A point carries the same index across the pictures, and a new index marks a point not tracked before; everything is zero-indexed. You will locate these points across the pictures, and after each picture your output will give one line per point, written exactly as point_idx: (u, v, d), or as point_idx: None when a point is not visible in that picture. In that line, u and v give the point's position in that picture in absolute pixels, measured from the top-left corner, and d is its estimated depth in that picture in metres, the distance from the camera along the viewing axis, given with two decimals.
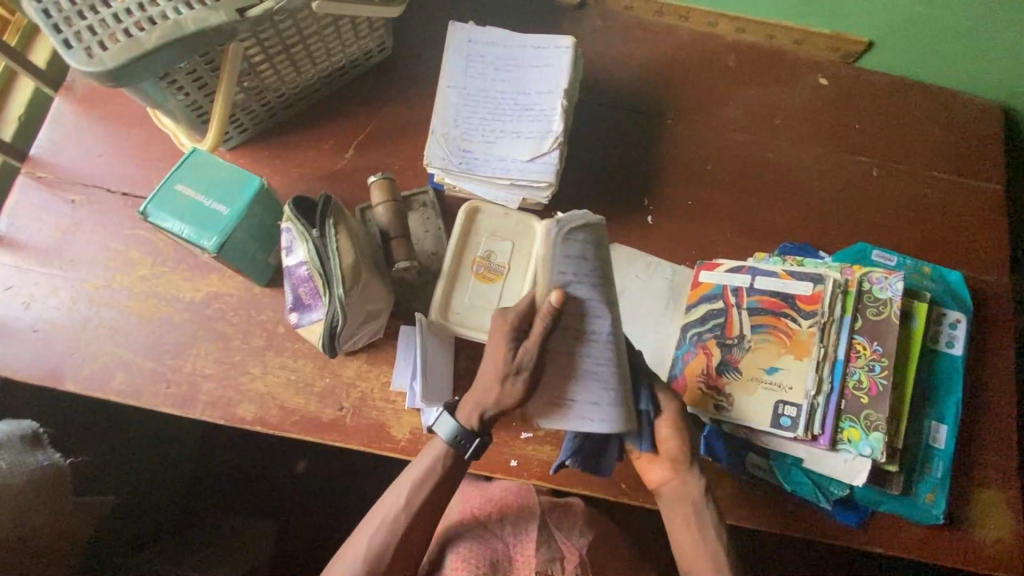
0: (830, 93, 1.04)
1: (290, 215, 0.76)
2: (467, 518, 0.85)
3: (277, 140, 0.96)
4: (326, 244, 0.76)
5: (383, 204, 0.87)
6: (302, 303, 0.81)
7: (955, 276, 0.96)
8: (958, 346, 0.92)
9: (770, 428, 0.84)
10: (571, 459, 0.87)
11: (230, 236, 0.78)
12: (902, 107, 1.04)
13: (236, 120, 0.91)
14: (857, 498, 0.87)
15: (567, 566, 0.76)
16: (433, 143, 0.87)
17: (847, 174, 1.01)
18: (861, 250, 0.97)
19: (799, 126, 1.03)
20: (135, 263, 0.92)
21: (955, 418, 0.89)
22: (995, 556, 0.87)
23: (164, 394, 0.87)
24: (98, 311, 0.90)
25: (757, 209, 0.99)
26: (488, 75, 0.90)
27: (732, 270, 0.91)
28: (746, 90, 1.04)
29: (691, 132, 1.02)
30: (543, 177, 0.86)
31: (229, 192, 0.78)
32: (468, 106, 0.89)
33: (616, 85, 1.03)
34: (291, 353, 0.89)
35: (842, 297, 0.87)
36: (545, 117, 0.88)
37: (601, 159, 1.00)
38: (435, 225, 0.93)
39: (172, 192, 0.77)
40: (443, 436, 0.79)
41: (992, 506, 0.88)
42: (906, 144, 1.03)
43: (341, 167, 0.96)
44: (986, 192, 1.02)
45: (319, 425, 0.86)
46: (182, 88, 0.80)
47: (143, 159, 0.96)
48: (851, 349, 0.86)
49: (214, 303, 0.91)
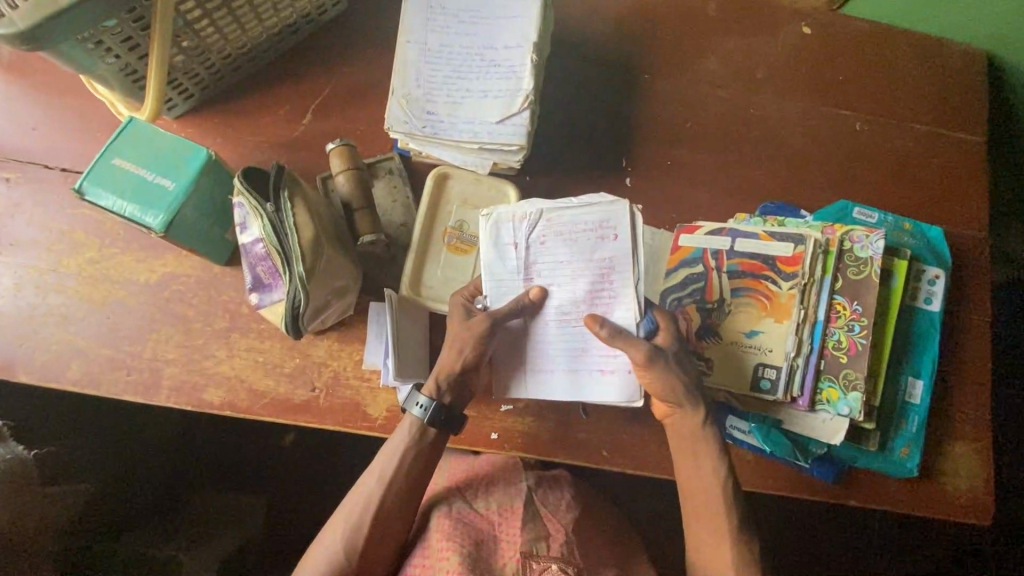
0: (813, 43, 1.00)
1: (240, 188, 0.70)
2: (451, 490, 0.85)
3: (229, 107, 0.89)
4: (283, 218, 0.70)
5: (344, 172, 0.81)
6: (262, 282, 0.76)
7: (935, 232, 0.94)
8: (936, 302, 0.91)
9: (749, 391, 0.84)
10: (552, 430, 0.86)
11: (179, 213, 0.72)
12: (887, 58, 1.01)
13: (179, 85, 0.83)
14: (835, 455, 0.88)
15: (553, 545, 0.75)
16: (394, 106, 0.81)
17: (829, 130, 0.98)
18: (843, 207, 0.94)
19: (781, 78, 0.99)
20: (81, 245, 0.86)
21: (931, 373, 0.90)
22: (967, 505, 0.89)
23: (125, 381, 0.83)
24: (46, 298, 0.85)
25: (738, 167, 0.95)
26: (452, 29, 0.83)
27: (712, 233, 0.88)
28: (728, 40, 0.99)
29: (669, 86, 0.97)
30: (514, 140, 0.80)
31: (174, 165, 0.72)
32: (431, 64, 0.83)
33: (591, 36, 0.97)
34: (257, 334, 0.85)
35: (824, 256, 0.85)
36: (514, 74, 0.81)
37: (576, 118, 0.95)
38: (402, 194, 0.88)
39: (109, 167, 0.71)
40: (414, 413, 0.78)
41: (964, 457, 0.90)
42: (890, 97, 1.00)
43: (299, 134, 0.89)
44: (970, 144, 1.00)
45: (290, 407, 0.83)
46: (111, 50, 0.73)
47: (81, 131, 0.88)
48: (831, 309, 0.84)
49: (172, 285, 0.86)
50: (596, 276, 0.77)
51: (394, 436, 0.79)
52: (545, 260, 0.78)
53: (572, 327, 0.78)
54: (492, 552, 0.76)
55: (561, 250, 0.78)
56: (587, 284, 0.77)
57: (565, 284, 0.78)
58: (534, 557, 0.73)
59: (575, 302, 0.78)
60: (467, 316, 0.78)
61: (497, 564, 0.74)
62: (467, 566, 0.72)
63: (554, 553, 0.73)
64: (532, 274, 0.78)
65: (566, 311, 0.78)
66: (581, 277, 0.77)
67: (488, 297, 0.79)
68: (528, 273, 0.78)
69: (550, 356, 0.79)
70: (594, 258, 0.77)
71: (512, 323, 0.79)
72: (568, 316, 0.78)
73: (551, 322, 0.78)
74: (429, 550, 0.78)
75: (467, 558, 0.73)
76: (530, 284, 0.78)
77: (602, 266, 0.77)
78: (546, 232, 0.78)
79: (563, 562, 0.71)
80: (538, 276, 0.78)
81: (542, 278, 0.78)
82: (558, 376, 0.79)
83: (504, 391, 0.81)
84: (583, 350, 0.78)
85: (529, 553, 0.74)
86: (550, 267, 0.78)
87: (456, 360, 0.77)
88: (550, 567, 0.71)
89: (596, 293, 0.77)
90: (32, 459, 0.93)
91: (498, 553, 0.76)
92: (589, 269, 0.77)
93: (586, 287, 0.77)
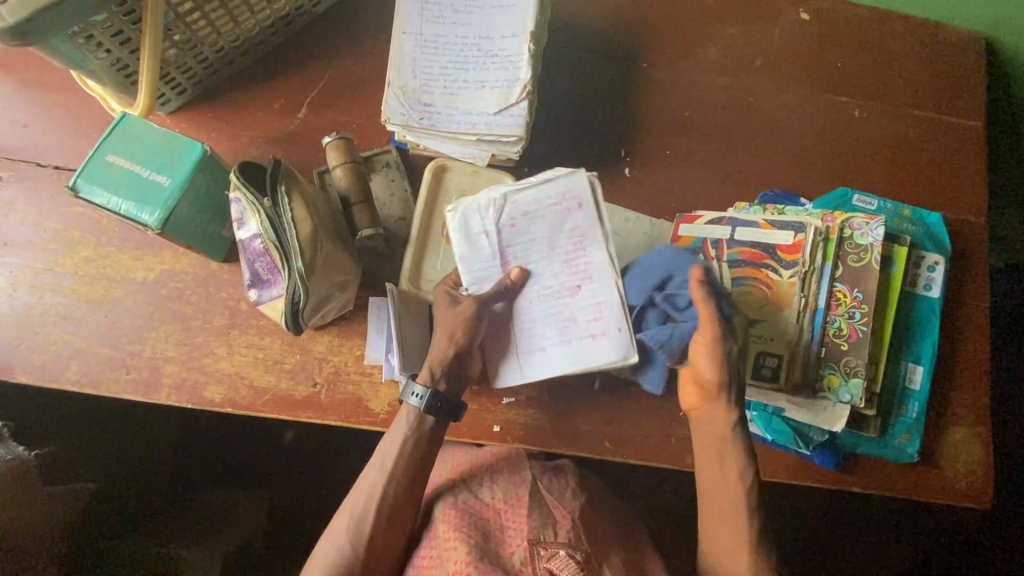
0: (812, 30, 0.99)
1: (237, 184, 0.70)
2: (455, 482, 0.85)
3: (223, 101, 0.88)
4: (280, 214, 0.70)
5: (341, 166, 0.80)
6: (260, 279, 0.76)
7: (934, 218, 0.94)
8: (936, 289, 0.91)
9: (750, 379, 0.83)
10: (554, 421, 0.87)
11: (175, 209, 0.72)
12: (886, 44, 1.00)
13: (172, 79, 0.82)
14: (836, 442, 0.88)
15: (559, 532, 0.76)
16: (390, 98, 0.80)
17: (828, 117, 0.97)
18: (842, 194, 0.94)
19: (780, 65, 0.98)
20: (77, 243, 0.85)
21: (931, 359, 0.90)
22: (967, 489, 0.89)
23: (124, 380, 0.83)
24: (43, 297, 0.84)
25: (737, 156, 0.95)
26: (447, 19, 0.82)
27: (712, 222, 0.88)
28: (727, 27, 0.98)
29: (668, 75, 0.96)
30: (513, 131, 0.79)
31: (168, 161, 0.71)
32: (427, 55, 0.82)
33: (588, 25, 0.96)
34: (256, 331, 0.85)
35: (824, 244, 0.85)
36: (511, 64, 0.80)
37: (574, 108, 0.94)
38: (400, 186, 0.88)
39: (104, 164, 0.70)
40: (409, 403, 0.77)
41: (964, 442, 0.90)
42: (889, 83, 0.99)
43: (295, 128, 0.88)
44: (969, 129, 0.99)
45: (291, 402, 0.83)
46: (102, 44, 0.71)
47: (73, 128, 0.87)
48: (832, 297, 0.84)
49: (170, 282, 0.85)
50: (569, 248, 0.78)
51: (393, 426, 0.79)
52: (517, 240, 0.79)
53: (553, 301, 0.78)
54: (500, 541, 0.76)
55: (529, 226, 0.79)
56: (560, 257, 0.78)
57: (540, 259, 0.79)
58: (542, 544, 0.74)
59: (550, 278, 0.78)
60: (455, 301, 0.79)
61: (504, 553, 0.75)
62: (476, 555, 0.73)
63: (561, 540, 0.75)
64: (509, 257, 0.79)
65: (545, 287, 0.78)
66: (554, 249, 0.79)
67: (469, 287, 0.79)
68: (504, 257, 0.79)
69: (535, 335, 0.78)
70: (563, 230, 0.79)
71: (496, 307, 0.79)
72: (547, 292, 0.78)
73: (530, 301, 0.78)
74: (434, 540, 0.78)
75: (476, 548, 0.74)
76: (508, 267, 0.79)
77: (572, 237, 0.78)
78: (514, 214, 0.79)
79: (571, 548, 0.73)
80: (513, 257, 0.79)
81: (518, 259, 0.79)
82: (547, 353, 0.78)
83: (497, 378, 0.80)
84: (570, 322, 0.78)
85: (536, 539, 0.75)
86: (521, 246, 0.79)
87: (449, 346, 0.77)
88: (558, 553, 0.72)
89: (569, 264, 0.78)
90: (33, 460, 0.93)
91: (505, 542, 0.76)
92: (560, 242, 0.79)
93: (559, 260, 0.79)
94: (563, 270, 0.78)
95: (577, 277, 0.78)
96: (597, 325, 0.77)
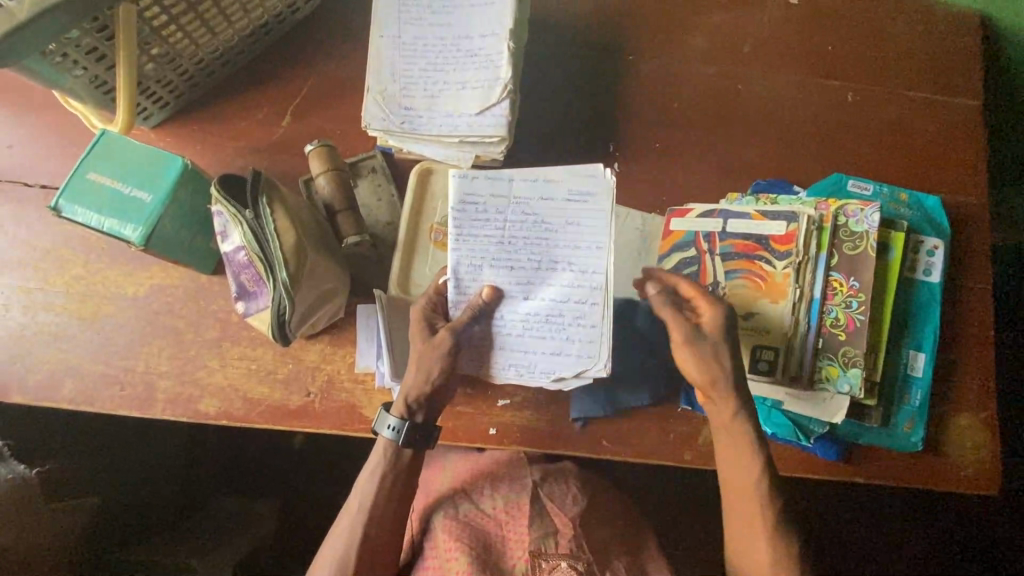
0: (801, 14, 0.97)
1: (219, 197, 0.69)
2: (456, 491, 0.86)
3: (206, 114, 0.88)
4: (263, 225, 0.69)
5: (323, 174, 0.80)
6: (247, 291, 0.75)
7: (933, 202, 0.92)
8: (936, 273, 0.89)
9: (747, 373, 0.83)
10: (551, 421, 0.86)
11: (158, 225, 0.71)
12: (878, 25, 0.98)
13: (152, 93, 0.82)
14: (838, 432, 0.87)
15: (561, 542, 0.78)
16: (370, 103, 0.80)
17: (820, 103, 0.95)
18: (837, 180, 0.92)
19: (770, 51, 0.96)
20: (66, 261, 0.85)
21: (933, 345, 0.88)
22: (973, 476, 0.88)
23: (120, 396, 0.83)
24: (36, 316, 0.84)
25: (729, 145, 0.93)
26: (426, 20, 0.81)
27: (704, 215, 0.87)
28: (715, 14, 0.96)
29: (655, 65, 0.94)
30: (494, 131, 0.78)
31: (149, 176, 0.71)
32: (406, 57, 0.81)
33: (574, 18, 0.95)
34: (248, 342, 0.84)
35: (818, 233, 0.84)
36: (492, 63, 0.79)
37: (561, 105, 0.93)
38: (387, 191, 0.87)
39: (84, 182, 0.70)
40: (386, 436, 0.78)
41: (970, 428, 0.89)
42: (882, 64, 0.97)
43: (279, 137, 0.88)
44: (966, 109, 0.97)
45: (286, 413, 0.83)
46: (78, 62, 0.71)
47: (58, 145, 0.87)
48: (828, 287, 0.83)
49: (160, 298, 0.85)
50: (504, 242, 0.74)
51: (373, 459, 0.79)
52: (480, 276, 0.75)
53: (501, 268, 0.75)
54: (501, 552, 0.79)
55: (538, 329, 0.76)
56: (504, 253, 0.75)
57: (510, 276, 0.75)
58: (543, 556, 0.76)
59: (513, 263, 0.75)
60: (428, 335, 0.76)
61: (506, 563, 0.78)
62: (475, 566, 0.76)
63: (563, 550, 0.77)
64: (461, 271, 0.75)
65: (483, 245, 0.75)
66: (557, 334, 0.75)
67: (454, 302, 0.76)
68: (459, 272, 0.75)
69: (508, 288, 0.75)
70: (577, 328, 0.75)
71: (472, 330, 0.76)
72: (493, 231, 0.74)
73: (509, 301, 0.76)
74: (434, 546, 0.81)
75: (476, 560, 0.77)
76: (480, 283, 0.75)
77: (565, 301, 0.74)
78: (467, 276, 0.75)
79: (572, 559, 0.75)
80: (468, 272, 0.75)
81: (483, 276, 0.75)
82: (527, 351, 0.77)
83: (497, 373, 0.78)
84: (515, 202, 0.74)
85: (538, 551, 0.77)
86: (513, 301, 0.75)
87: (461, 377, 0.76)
88: (560, 565, 0.75)
89: (512, 247, 0.74)
90: (35, 478, 0.91)
91: (507, 552, 0.79)
92: (497, 249, 0.75)
93: (522, 277, 0.75)
94: (513, 247, 0.75)
95: (539, 253, 0.74)
96: (557, 197, 0.74)
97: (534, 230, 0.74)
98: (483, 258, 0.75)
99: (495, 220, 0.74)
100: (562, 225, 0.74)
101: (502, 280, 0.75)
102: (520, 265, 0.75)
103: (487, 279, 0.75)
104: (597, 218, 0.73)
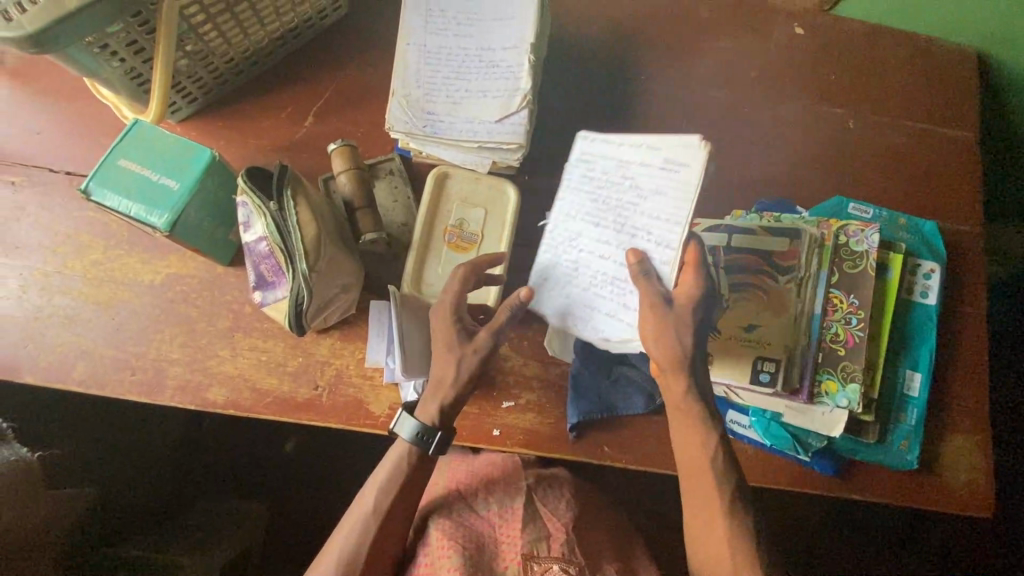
0: (807, 44, 1.02)
1: (245, 188, 0.71)
2: (451, 493, 0.87)
3: (231, 111, 0.91)
4: (287, 217, 0.71)
5: (345, 172, 0.83)
6: (264, 280, 0.77)
7: (930, 227, 0.96)
8: (932, 296, 0.92)
9: (749, 383, 0.84)
10: (554, 424, 0.87)
11: (183, 212, 0.73)
12: (880, 57, 1.02)
13: (182, 88, 0.85)
14: (835, 448, 0.88)
15: (553, 545, 0.78)
16: (394, 107, 0.83)
17: (823, 128, 0.99)
18: (838, 203, 0.95)
19: (776, 78, 1.00)
20: (86, 247, 0.87)
21: (929, 366, 0.91)
22: (966, 498, 0.89)
23: (130, 381, 0.84)
24: (52, 299, 0.85)
25: (735, 165, 0.97)
26: (451, 31, 0.85)
27: (709, 229, 0.89)
28: (725, 40, 1.01)
29: (667, 85, 0.98)
30: (512, 139, 0.81)
31: (179, 166, 0.73)
32: (430, 65, 0.84)
33: (591, 38, 0.99)
34: (260, 333, 0.86)
35: (819, 251, 0.87)
36: (512, 74, 0.82)
37: (575, 118, 0.96)
38: (404, 193, 0.90)
39: (115, 168, 0.72)
40: (405, 437, 0.77)
41: (963, 450, 0.90)
42: (882, 94, 1.01)
43: (301, 137, 0.91)
44: (963, 141, 1.01)
45: (293, 405, 0.84)
46: (117, 54, 0.74)
47: (85, 135, 0.90)
48: (828, 303, 0.86)
49: (176, 287, 0.87)
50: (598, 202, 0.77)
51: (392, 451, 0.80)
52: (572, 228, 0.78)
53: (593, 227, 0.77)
54: (492, 553, 0.80)
55: (600, 288, 0.77)
56: (597, 211, 0.77)
57: (596, 233, 0.76)
58: (535, 558, 0.76)
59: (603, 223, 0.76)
60: (467, 340, 0.76)
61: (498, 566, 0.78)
62: (466, 565, 0.76)
63: (554, 554, 0.77)
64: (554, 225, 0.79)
65: (583, 201, 0.78)
66: (615, 296, 0.76)
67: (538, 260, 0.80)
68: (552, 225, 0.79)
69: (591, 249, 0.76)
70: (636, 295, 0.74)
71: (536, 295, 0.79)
72: (594, 190, 0.77)
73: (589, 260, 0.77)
74: (428, 548, 0.81)
75: (468, 560, 0.77)
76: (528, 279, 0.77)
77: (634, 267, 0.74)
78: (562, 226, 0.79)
79: (563, 562, 0.75)
80: (560, 223, 0.79)
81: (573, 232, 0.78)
82: (588, 309, 0.77)
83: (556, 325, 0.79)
84: (621, 165, 0.76)
85: (530, 554, 0.77)
86: (592, 257, 0.77)
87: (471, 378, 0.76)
88: (552, 567, 0.74)
89: (608, 204, 0.76)
90: (38, 462, 0.90)
91: (499, 556, 0.79)
92: (593, 206, 0.77)
93: (606, 237, 0.76)
94: (606, 206, 0.76)
95: (624, 216, 0.75)
96: (655, 163, 0.74)
97: (626, 194, 0.75)
98: (580, 213, 0.78)
99: (598, 180, 0.77)
100: (653, 193, 0.73)
101: (588, 236, 0.77)
102: (606, 226, 0.76)
103: (577, 235, 0.78)
104: (683, 189, 0.71)
